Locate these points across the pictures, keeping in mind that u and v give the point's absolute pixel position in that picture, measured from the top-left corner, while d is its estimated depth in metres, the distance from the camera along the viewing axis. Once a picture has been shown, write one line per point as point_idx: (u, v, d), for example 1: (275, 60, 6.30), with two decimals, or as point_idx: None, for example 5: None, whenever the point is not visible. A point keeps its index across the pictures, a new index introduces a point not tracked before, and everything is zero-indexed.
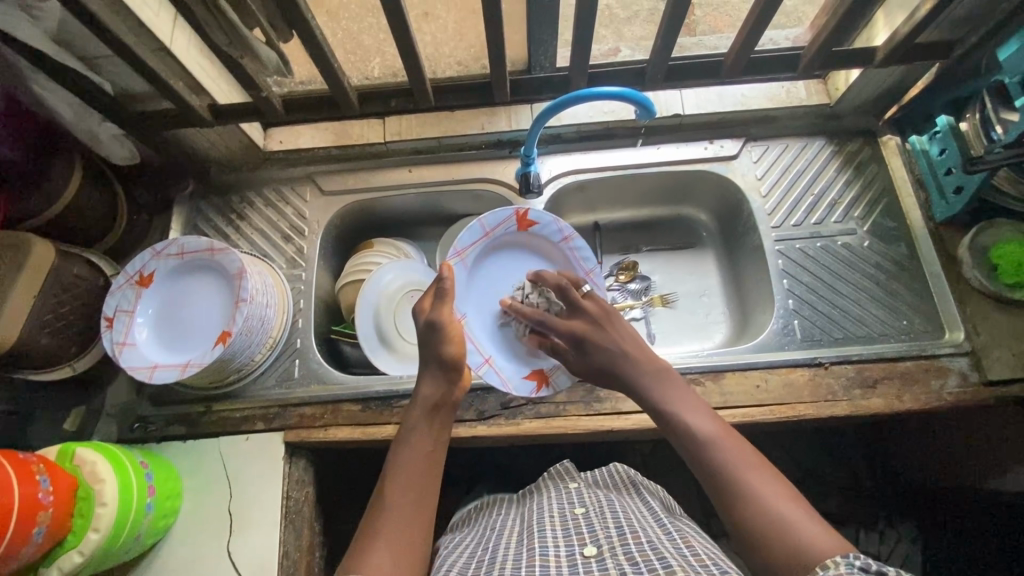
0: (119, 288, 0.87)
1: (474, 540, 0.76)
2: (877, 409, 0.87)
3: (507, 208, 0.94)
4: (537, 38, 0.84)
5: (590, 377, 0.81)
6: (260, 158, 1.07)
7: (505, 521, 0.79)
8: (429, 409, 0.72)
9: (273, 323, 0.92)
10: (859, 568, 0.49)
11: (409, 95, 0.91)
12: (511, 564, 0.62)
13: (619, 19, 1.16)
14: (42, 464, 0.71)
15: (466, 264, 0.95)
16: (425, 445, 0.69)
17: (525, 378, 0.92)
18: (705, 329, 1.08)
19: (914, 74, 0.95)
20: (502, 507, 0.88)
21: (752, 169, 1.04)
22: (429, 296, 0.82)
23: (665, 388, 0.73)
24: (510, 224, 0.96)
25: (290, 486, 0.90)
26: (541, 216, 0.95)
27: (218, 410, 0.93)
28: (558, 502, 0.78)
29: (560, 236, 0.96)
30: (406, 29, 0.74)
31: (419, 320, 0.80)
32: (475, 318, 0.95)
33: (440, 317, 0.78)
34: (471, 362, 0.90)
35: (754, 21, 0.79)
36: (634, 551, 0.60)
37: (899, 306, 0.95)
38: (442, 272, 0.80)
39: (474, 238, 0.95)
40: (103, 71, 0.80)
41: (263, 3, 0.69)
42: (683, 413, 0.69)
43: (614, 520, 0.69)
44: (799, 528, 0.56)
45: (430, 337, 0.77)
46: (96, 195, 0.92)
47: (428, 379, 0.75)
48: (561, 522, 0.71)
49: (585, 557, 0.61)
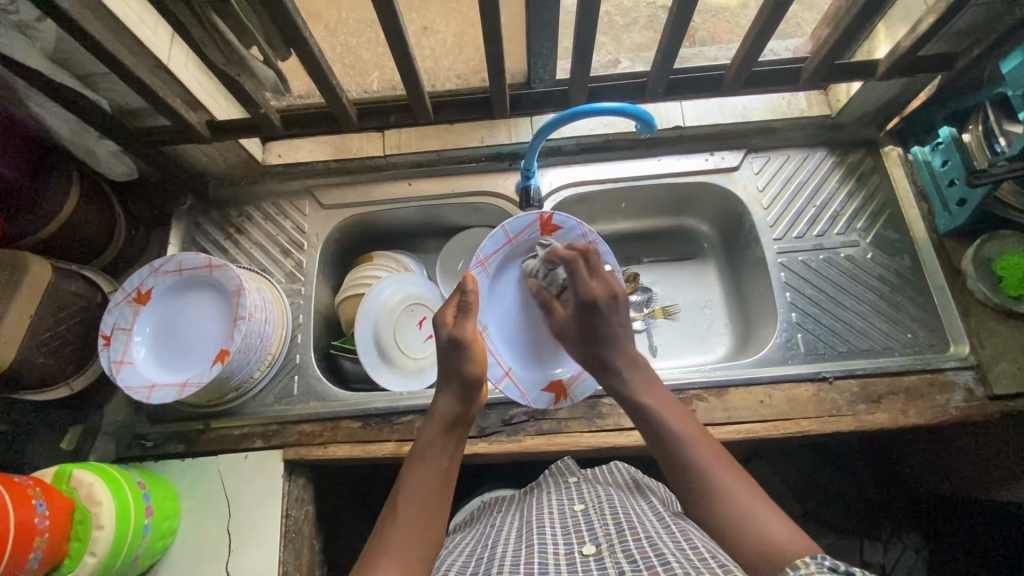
0: (117, 305, 0.86)
1: (475, 540, 0.74)
2: (883, 424, 0.87)
3: (531, 214, 0.91)
4: (536, 52, 0.83)
5: (581, 345, 0.79)
6: (259, 172, 1.06)
7: (503, 518, 0.77)
8: (446, 426, 0.71)
9: (272, 340, 0.92)
10: (827, 568, 0.46)
11: (408, 110, 0.90)
12: (508, 561, 0.59)
13: (617, 26, 1.16)
14: (38, 488, 0.70)
15: (488, 273, 0.93)
16: (439, 463, 0.67)
17: (543, 390, 0.91)
18: (707, 341, 1.07)
19: (915, 87, 0.94)
20: (501, 504, 0.85)
21: (753, 181, 1.04)
22: (451, 309, 0.79)
23: (644, 381, 0.73)
24: (534, 230, 0.92)
25: (289, 504, 0.89)
26: (565, 221, 0.91)
27: (217, 428, 0.92)
28: (558, 498, 0.75)
29: (584, 240, 0.92)
30: (404, 45, 0.74)
31: (439, 334, 0.77)
32: (495, 328, 0.93)
33: (464, 333, 0.75)
34: (492, 376, 0.89)
35: (756, 35, 0.79)
36: (632, 547, 0.58)
37: (903, 319, 0.94)
38: (464, 282, 0.78)
39: (497, 245, 0.92)
40: (99, 88, 0.80)
41: (258, 22, 0.69)
42: (660, 410, 0.68)
43: (613, 516, 0.66)
44: (770, 527, 0.55)
45: (452, 354, 0.75)
46: (93, 211, 0.92)
47: (446, 397, 0.73)
48: (560, 520, 0.68)
49: (585, 555, 0.59)
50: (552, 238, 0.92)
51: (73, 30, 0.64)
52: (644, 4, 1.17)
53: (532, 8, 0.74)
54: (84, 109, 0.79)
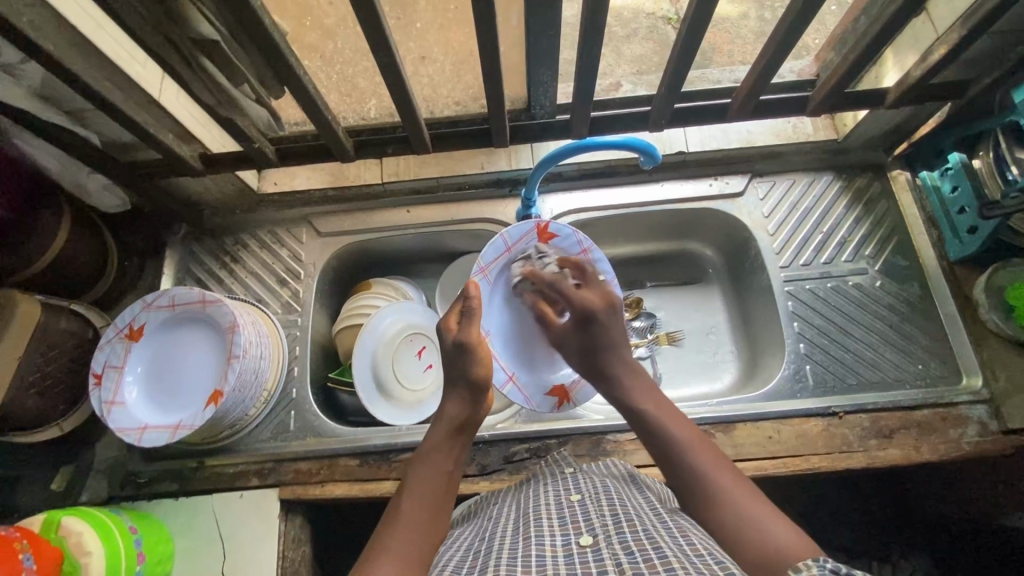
0: (108, 342, 0.84)
1: (472, 530, 0.67)
2: (894, 460, 0.85)
3: (529, 222, 0.89)
4: (536, 79, 0.80)
5: (581, 361, 0.78)
6: (254, 201, 1.04)
7: (498, 508, 0.70)
8: (453, 430, 0.68)
9: (268, 374, 0.89)
10: (830, 570, 0.44)
11: (406, 141, 0.89)
12: (504, 555, 0.54)
13: (617, 38, 1.14)
14: (25, 540, 0.68)
15: (489, 280, 0.92)
16: (444, 466, 0.65)
17: (547, 395, 0.92)
18: (714, 369, 1.04)
19: (923, 113, 0.92)
20: (497, 493, 0.78)
21: (759, 208, 1.01)
22: (454, 314, 0.77)
23: (645, 390, 0.71)
24: (531, 239, 0.91)
25: (285, 545, 0.86)
26: (561, 229, 0.89)
27: (211, 465, 0.90)
28: (554, 488, 0.69)
29: (578, 248, 0.89)
30: (402, 82, 0.73)
31: (444, 341, 0.75)
32: (498, 335, 0.92)
33: (469, 337, 0.73)
34: (496, 380, 0.89)
35: (762, 68, 0.77)
36: (629, 539, 0.54)
37: (913, 350, 0.92)
38: (469, 288, 0.75)
39: (497, 254, 0.91)
40: (89, 123, 0.78)
41: (251, 62, 0.67)
42: (662, 418, 0.66)
43: (610, 506, 0.61)
44: (774, 531, 0.53)
45: (457, 357, 0.73)
46: (84, 245, 0.90)
47: (452, 398, 0.71)
48: (555, 511, 0.63)
49: (581, 546, 0.55)
50: (548, 247, 0.90)
51: (59, 74, 0.63)
52: (643, 15, 1.16)
53: (532, 44, 0.72)
54: (73, 145, 0.77)
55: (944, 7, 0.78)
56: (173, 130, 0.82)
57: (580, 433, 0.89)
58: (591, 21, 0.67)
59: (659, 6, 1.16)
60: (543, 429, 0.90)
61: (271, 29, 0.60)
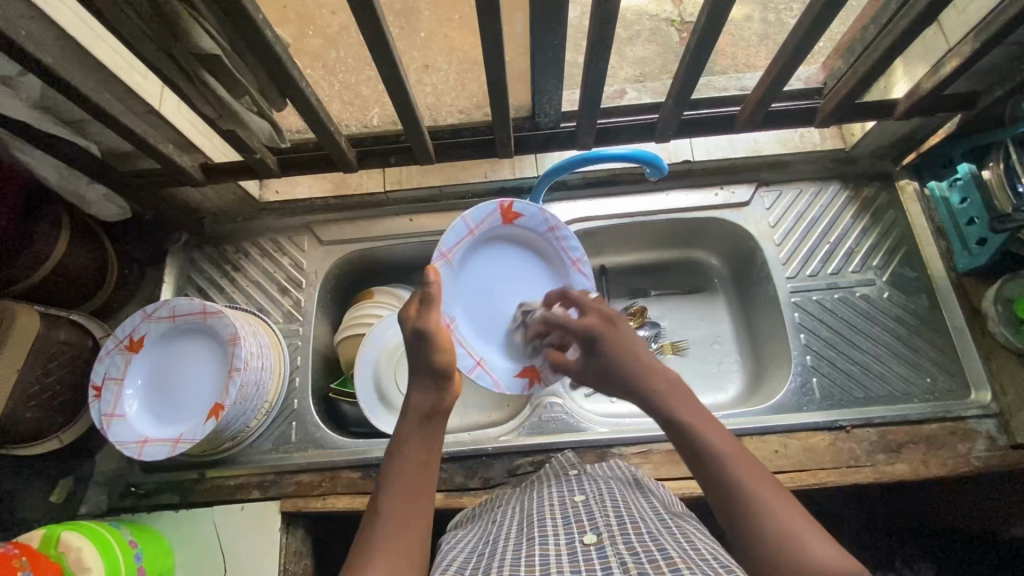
0: (108, 354, 0.83)
1: (475, 533, 0.65)
2: (903, 475, 0.84)
3: (492, 202, 0.86)
4: (541, 87, 0.78)
5: (598, 380, 0.73)
6: (256, 208, 1.03)
7: (502, 510, 0.69)
8: (421, 419, 0.64)
9: (268, 386, 0.88)
10: None
11: (409, 151, 0.88)
12: (506, 556, 0.53)
13: (620, 40, 1.12)
14: (24, 557, 0.67)
15: (451, 264, 0.86)
16: (418, 455, 0.62)
17: (516, 376, 0.89)
18: (718, 379, 1.03)
19: (933, 124, 0.91)
20: (501, 495, 0.75)
21: (765, 216, 1.00)
22: (414, 303, 0.70)
23: (685, 401, 0.65)
24: (495, 219, 0.88)
25: (287, 559, 0.86)
26: (526, 208, 0.88)
27: (212, 477, 0.90)
28: (559, 489, 0.67)
29: (546, 226, 0.90)
30: (406, 95, 0.72)
31: (404, 331, 0.69)
32: (465, 319, 0.88)
33: (427, 325, 0.67)
34: (463, 366, 0.85)
35: (772, 80, 0.76)
36: (634, 541, 0.52)
37: (921, 363, 0.91)
38: (428, 274, 0.70)
39: (459, 238, 0.85)
40: (88, 133, 0.78)
41: (253, 75, 0.66)
42: (701, 428, 0.61)
43: (614, 507, 0.59)
44: (821, 551, 0.49)
45: (418, 348, 0.67)
46: (85, 253, 0.89)
47: (416, 388, 0.66)
48: (559, 511, 0.61)
49: (586, 544, 0.53)
50: (513, 227, 0.89)
51: (61, 88, 0.62)
52: (647, 18, 1.15)
53: (539, 60, 0.71)
54: (73, 156, 0.76)
55: (956, 18, 0.77)
56: (174, 140, 0.81)
57: (583, 446, 0.89)
58: (600, 35, 0.67)
59: (663, 7, 1.15)
60: (547, 442, 0.89)
61: (272, 42, 0.59)
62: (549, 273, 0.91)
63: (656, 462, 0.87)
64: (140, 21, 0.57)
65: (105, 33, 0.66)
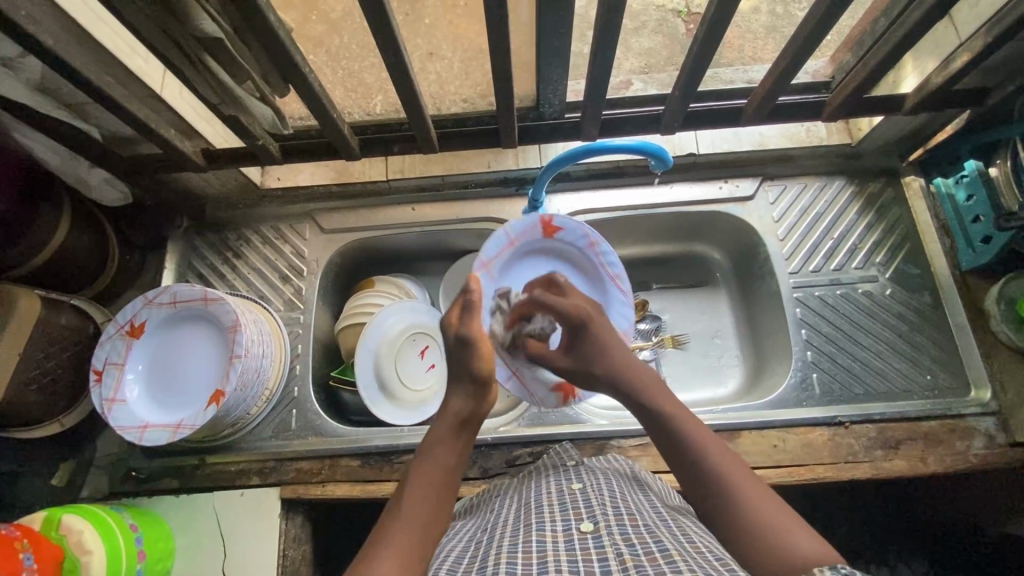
0: (109, 338, 0.84)
1: (474, 523, 0.66)
2: (900, 471, 0.84)
3: (532, 216, 0.89)
4: (546, 76, 0.77)
5: (578, 366, 0.72)
6: (257, 195, 1.03)
7: (501, 499, 0.69)
8: (456, 425, 0.65)
9: (269, 374, 0.89)
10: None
11: (412, 140, 0.87)
12: (504, 544, 0.53)
13: (626, 31, 1.11)
14: (25, 539, 0.67)
15: (490, 275, 0.88)
16: (446, 460, 0.62)
17: (552, 390, 0.88)
18: (718, 373, 1.03)
19: (940, 120, 0.90)
20: (498, 485, 0.76)
21: (769, 211, 1.00)
22: (456, 309, 0.72)
23: (660, 388, 0.66)
24: (535, 233, 0.90)
25: (286, 544, 0.86)
26: (566, 223, 0.90)
27: (212, 463, 0.90)
28: (556, 478, 0.68)
29: (585, 241, 0.91)
30: (409, 82, 0.71)
31: (446, 337, 0.71)
32: None
33: (471, 333, 0.68)
34: (499, 376, 0.85)
35: (781, 72, 0.75)
36: (629, 532, 0.52)
37: (922, 360, 0.91)
38: (470, 282, 0.70)
39: (500, 248, 0.88)
40: (90, 116, 0.77)
41: (256, 60, 0.65)
42: (681, 419, 0.61)
43: (613, 499, 0.59)
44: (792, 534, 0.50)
45: (460, 355, 0.68)
46: (84, 238, 0.89)
47: (457, 393, 0.67)
48: (556, 499, 0.61)
49: (582, 532, 0.53)
50: (553, 240, 0.91)
51: (59, 68, 0.61)
52: (653, 7, 1.13)
53: (543, 51, 0.71)
54: (72, 139, 0.76)
55: (967, 12, 0.76)
56: (175, 124, 0.81)
57: (583, 438, 0.89)
58: (607, 26, 0.66)
59: None
60: (547, 433, 0.90)
61: (276, 27, 0.59)
62: (587, 288, 0.92)
63: (654, 455, 0.87)
64: (144, 4, 0.57)
65: (106, 14, 0.65)
